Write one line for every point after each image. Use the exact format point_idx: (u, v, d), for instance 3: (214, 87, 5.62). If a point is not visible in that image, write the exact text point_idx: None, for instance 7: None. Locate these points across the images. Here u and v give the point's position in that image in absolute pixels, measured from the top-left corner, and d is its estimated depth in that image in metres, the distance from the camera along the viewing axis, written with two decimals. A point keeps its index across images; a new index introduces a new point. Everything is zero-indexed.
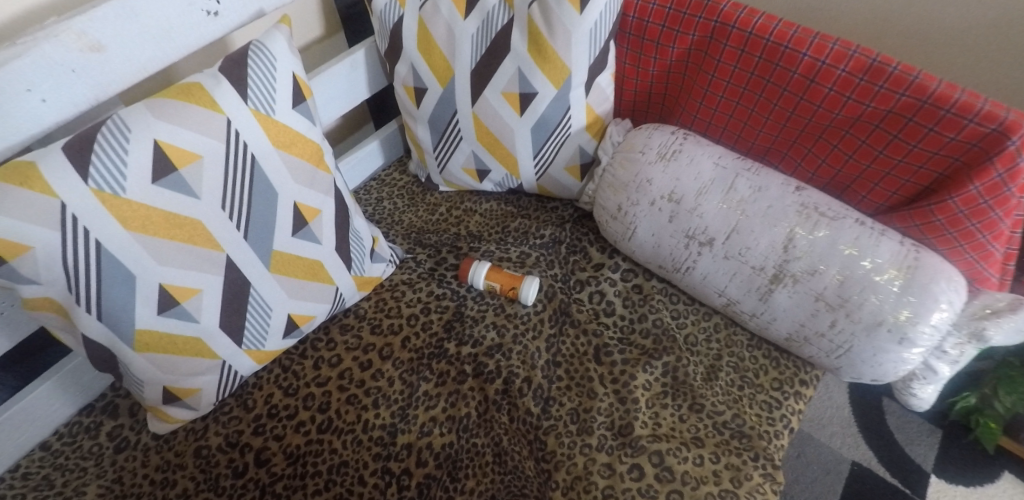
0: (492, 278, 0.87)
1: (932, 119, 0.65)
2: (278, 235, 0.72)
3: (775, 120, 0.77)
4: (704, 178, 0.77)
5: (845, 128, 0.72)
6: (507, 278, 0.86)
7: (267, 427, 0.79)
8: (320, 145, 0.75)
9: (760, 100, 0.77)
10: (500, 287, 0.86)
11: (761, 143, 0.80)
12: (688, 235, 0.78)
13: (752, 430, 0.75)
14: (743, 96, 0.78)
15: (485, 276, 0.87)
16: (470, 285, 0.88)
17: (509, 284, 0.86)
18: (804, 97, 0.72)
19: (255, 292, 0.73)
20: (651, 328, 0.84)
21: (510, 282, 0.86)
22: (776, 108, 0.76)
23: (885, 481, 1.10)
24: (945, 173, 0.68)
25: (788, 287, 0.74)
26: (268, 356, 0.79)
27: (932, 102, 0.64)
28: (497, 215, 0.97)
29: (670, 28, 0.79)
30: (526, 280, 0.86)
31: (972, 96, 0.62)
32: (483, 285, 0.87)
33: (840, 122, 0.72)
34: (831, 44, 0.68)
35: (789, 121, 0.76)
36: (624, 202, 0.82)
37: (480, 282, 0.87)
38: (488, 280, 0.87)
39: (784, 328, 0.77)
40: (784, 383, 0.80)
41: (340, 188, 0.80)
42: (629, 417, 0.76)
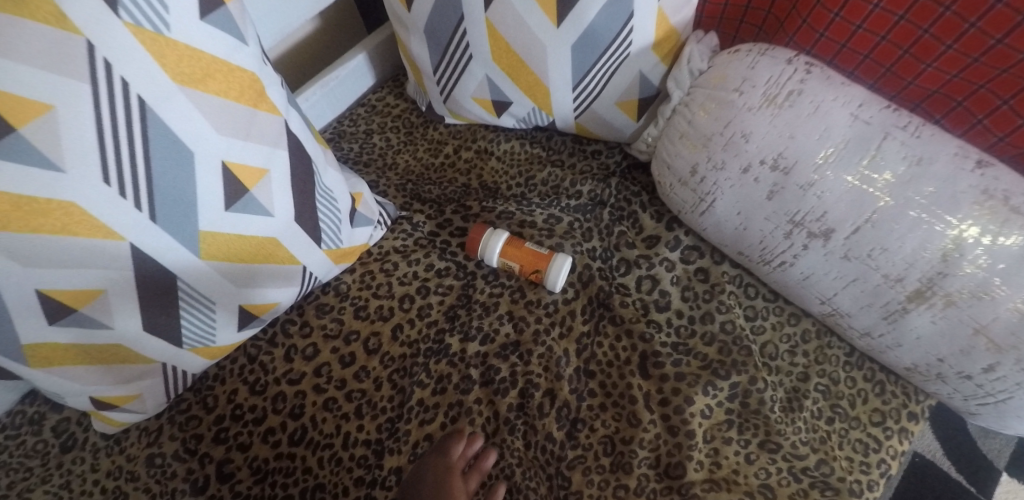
0: (510, 254, 0.66)
1: None
2: (204, 211, 0.51)
3: (962, 50, 0.48)
4: (836, 136, 0.51)
5: None
6: (531, 257, 0.65)
7: (230, 433, 0.64)
8: (255, 75, 0.51)
9: (946, 16, 0.47)
10: (521, 267, 0.66)
11: (923, 84, 0.51)
12: (792, 220, 0.54)
13: (842, 482, 0.57)
14: (917, 6, 0.48)
15: (501, 251, 0.66)
16: (481, 260, 0.68)
17: (533, 264, 0.65)
18: None
19: (185, 286, 0.53)
20: (717, 333, 0.63)
21: (534, 261, 0.65)
22: (971, 31, 0.47)
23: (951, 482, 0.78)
24: None
25: (935, 309, 0.51)
26: (222, 350, 0.62)
27: None
28: (520, 160, 0.74)
29: None
30: (555, 260, 0.65)
31: None
32: (498, 262, 0.67)
33: None
34: None
35: (989, 54, 0.47)
36: (702, 162, 0.58)
37: (494, 259, 0.67)
38: (505, 256, 0.66)
39: (909, 357, 0.55)
40: (887, 417, 0.60)
41: (298, 133, 0.57)
42: (680, 456, 0.58)
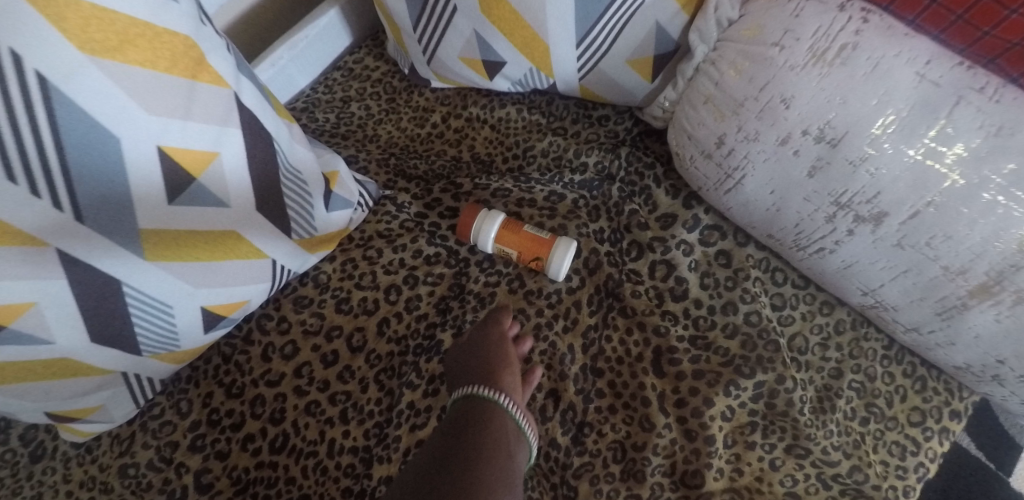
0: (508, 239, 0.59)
1: None
2: (144, 207, 0.43)
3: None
4: (898, 99, 0.42)
5: None
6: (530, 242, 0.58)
7: (207, 440, 0.59)
8: (187, 37, 0.43)
9: None
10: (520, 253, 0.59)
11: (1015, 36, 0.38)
12: (835, 202, 0.46)
13: (877, 491, 0.51)
14: None
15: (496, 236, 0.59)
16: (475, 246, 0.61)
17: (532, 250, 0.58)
18: None
19: (134, 290, 0.47)
20: (740, 325, 0.56)
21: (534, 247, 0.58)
22: None
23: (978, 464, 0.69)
24: None
25: (1003, 306, 0.43)
26: (189, 353, 0.56)
27: None
28: (517, 128, 0.66)
29: None
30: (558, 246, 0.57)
31: None
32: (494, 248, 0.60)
33: None
34: None
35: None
36: (731, 133, 0.49)
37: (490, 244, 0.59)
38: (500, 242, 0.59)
39: (963, 356, 0.48)
40: (928, 416, 0.54)
41: (248, 102, 0.49)
42: (699, 463, 0.52)
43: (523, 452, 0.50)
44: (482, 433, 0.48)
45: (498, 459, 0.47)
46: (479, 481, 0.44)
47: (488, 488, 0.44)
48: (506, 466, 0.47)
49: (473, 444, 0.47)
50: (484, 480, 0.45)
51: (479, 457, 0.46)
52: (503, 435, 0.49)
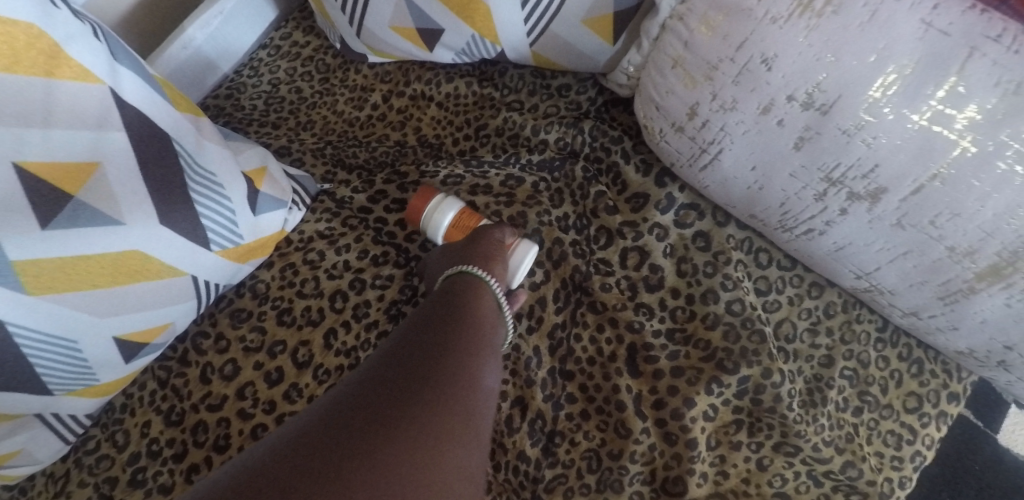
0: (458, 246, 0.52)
1: None
2: (9, 234, 0.37)
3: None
4: (901, 54, 0.35)
5: None
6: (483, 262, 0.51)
7: (147, 474, 0.53)
8: (16, 20, 0.37)
9: None
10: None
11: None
12: (825, 177, 0.40)
13: (871, 486, 0.48)
14: None
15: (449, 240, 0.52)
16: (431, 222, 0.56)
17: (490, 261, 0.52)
18: None
19: (22, 328, 0.40)
20: (721, 315, 0.50)
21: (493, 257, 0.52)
22: None
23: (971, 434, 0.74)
24: None
25: (1013, 290, 0.38)
26: (113, 385, 0.50)
27: None
28: (467, 105, 0.59)
29: None
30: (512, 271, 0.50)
31: None
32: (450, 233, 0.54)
33: None
34: None
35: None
36: (705, 102, 0.43)
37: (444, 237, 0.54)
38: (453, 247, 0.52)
39: (967, 341, 0.43)
40: (926, 401, 0.50)
41: (125, 92, 0.43)
42: (681, 469, 0.48)
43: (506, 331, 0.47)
44: (469, 301, 0.45)
45: (484, 325, 0.43)
46: (469, 342, 0.41)
47: (475, 348, 0.41)
48: (492, 335, 0.44)
49: (457, 312, 0.43)
50: (469, 342, 0.41)
51: (466, 320, 0.43)
52: (489, 309, 0.45)
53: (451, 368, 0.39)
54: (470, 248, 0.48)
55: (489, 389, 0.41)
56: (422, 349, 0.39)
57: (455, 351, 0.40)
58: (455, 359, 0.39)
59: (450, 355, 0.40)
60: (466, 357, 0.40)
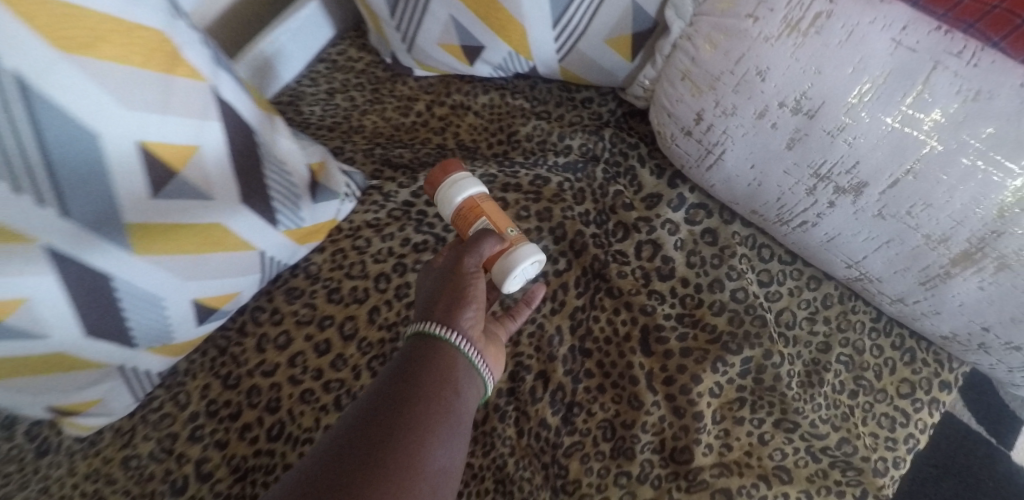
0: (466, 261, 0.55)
1: None
2: (128, 201, 0.44)
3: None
4: (875, 67, 0.41)
5: None
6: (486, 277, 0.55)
7: (205, 431, 0.60)
8: (156, 30, 0.44)
9: None
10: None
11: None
12: (815, 173, 0.46)
13: (865, 462, 0.52)
14: None
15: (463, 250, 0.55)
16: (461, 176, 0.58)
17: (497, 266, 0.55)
18: None
19: (125, 284, 0.48)
20: (727, 302, 0.56)
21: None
22: None
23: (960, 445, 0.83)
24: None
25: (982, 273, 0.43)
26: (185, 345, 0.57)
27: None
28: (501, 114, 0.66)
29: None
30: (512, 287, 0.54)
31: None
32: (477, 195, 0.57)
33: None
34: None
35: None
36: (709, 108, 0.49)
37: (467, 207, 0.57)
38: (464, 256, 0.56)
39: (948, 325, 0.48)
40: (917, 387, 0.54)
41: (224, 94, 0.50)
42: (688, 439, 0.53)
43: (476, 385, 0.47)
44: (432, 363, 0.45)
45: (445, 393, 0.44)
46: (421, 420, 0.42)
47: (427, 427, 0.42)
48: (453, 403, 0.44)
49: (417, 381, 0.44)
50: (421, 423, 0.42)
51: (424, 391, 0.43)
52: (455, 369, 0.45)
53: (396, 454, 0.40)
54: (447, 287, 0.47)
55: (440, 469, 0.41)
56: (369, 432, 0.41)
57: (401, 436, 0.40)
58: (401, 444, 0.40)
59: (398, 444, 0.40)
60: (415, 439, 0.41)
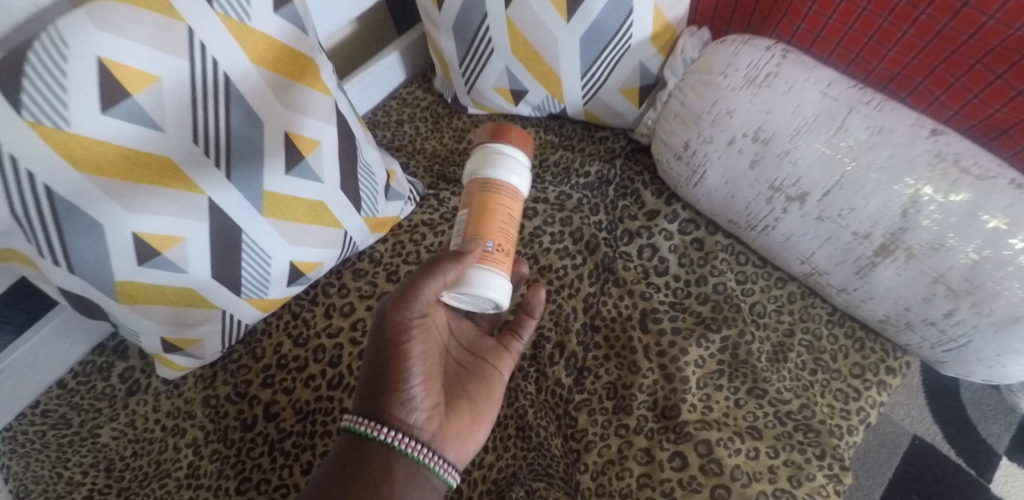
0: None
1: None
2: (269, 173, 0.61)
3: (981, 6, 0.51)
4: (808, 109, 0.59)
5: (977, 58, 0.53)
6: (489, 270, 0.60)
7: (276, 379, 0.73)
8: (311, 59, 0.62)
9: (884, 26, 0.57)
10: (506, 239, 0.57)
11: (925, 60, 0.56)
12: (773, 186, 0.62)
13: (822, 424, 0.64)
14: (861, 18, 0.58)
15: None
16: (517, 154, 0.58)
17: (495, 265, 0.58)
18: (926, 13, 0.54)
19: (249, 238, 0.63)
20: (710, 293, 0.70)
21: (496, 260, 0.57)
22: (905, 36, 0.56)
23: (941, 471, 0.97)
24: None
25: (898, 262, 0.58)
26: (274, 303, 0.71)
27: None
28: (535, 145, 0.82)
29: None
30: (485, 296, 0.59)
31: None
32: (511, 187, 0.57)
33: (989, 32, 0.51)
34: None
35: (981, 32, 0.52)
36: (693, 138, 0.66)
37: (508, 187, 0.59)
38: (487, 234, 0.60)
39: (881, 309, 0.62)
40: (867, 370, 0.66)
41: (342, 112, 0.67)
42: (676, 399, 0.65)
43: (418, 479, 0.53)
44: (367, 472, 0.51)
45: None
46: None
47: None
48: None
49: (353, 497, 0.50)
50: None
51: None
52: (389, 475, 0.51)
53: None
54: (383, 380, 0.53)
55: None
56: None
57: None
58: None
59: None
60: None
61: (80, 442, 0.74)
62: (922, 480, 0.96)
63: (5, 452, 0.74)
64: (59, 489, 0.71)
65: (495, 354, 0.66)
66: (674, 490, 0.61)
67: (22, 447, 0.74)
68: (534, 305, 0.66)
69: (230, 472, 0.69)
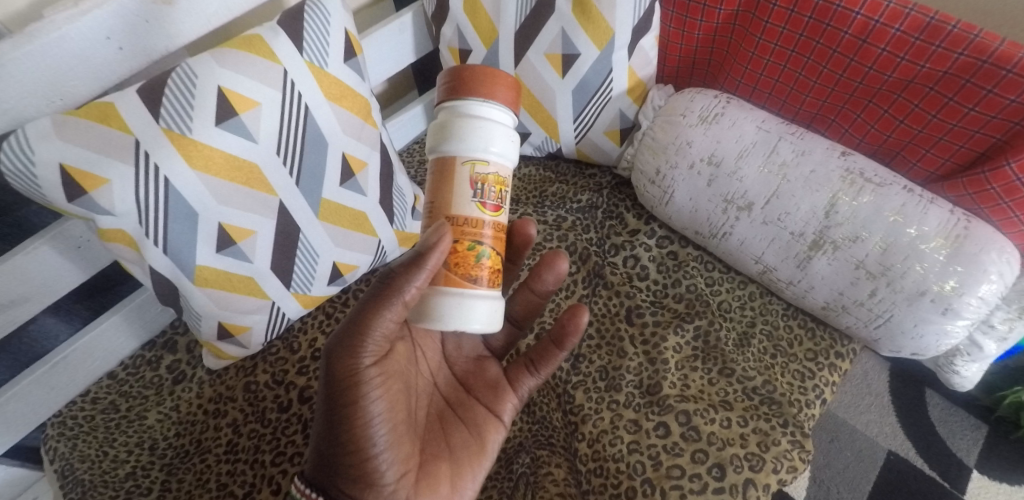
0: (502, 228, 0.57)
1: (969, 71, 0.64)
2: (327, 184, 0.76)
3: (861, 61, 0.70)
4: (748, 139, 0.77)
5: (868, 98, 0.72)
6: (487, 267, 0.56)
7: (310, 369, 0.83)
8: (368, 100, 0.79)
9: (800, 79, 0.77)
10: (467, 216, 0.55)
11: (832, 102, 0.76)
12: (726, 199, 0.78)
13: (783, 397, 0.75)
14: (783, 73, 0.78)
15: (502, 213, 0.57)
16: (472, 102, 0.54)
17: (464, 258, 0.55)
18: (827, 67, 0.74)
19: (304, 238, 0.78)
20: (684, 293, 0.84)
21: (461, 251, 0.55)
22: (816, 85, 0.76)
23: (916, 483, 1.06)
24: (999, 115, 0.64)
25: (828, 254, 0.72)
26: (314, 300, 0.84)
27: (969, 53, 0.63)
28: (536, 180, 0.98)
29: (693, 18, 0.82)
30: (475, 310, 0.55)
31: (989, 36, 0.62)
32: (458, 148, 0.54)
33: (871, 79, 0.71)
34: (855, 13, 0.68)
35: (866, 78, 0.71)
36: (663, 165, 0.82)
37: (492, 157, 0.54)
38: (496, 217, 0.56)
39: (822, 297, 0.75)
40: (819, 354, 0.79)
41: (386, 145, 0.84)
42: (658, 377, 0.77)
43: None
44: None
45: None
46: None
47: None
48: None
49: None
50: None
51: None
52: None
53: None
54: (333, 455, 0.57)
55: None
56: None
57: None
58: None
59: None
60: None
61: (127, 424, 0.83)
62: (899, 491, 1.05)
63: (56, 434, 0.83)
64: (104, 465, 0.79)
65: (495, 394, 0.71)
66: (659, 453, 0.71)
67: (71, 430, 0.83)
68: (572, 331, 0.69)
69: (267, 447, 0.78)
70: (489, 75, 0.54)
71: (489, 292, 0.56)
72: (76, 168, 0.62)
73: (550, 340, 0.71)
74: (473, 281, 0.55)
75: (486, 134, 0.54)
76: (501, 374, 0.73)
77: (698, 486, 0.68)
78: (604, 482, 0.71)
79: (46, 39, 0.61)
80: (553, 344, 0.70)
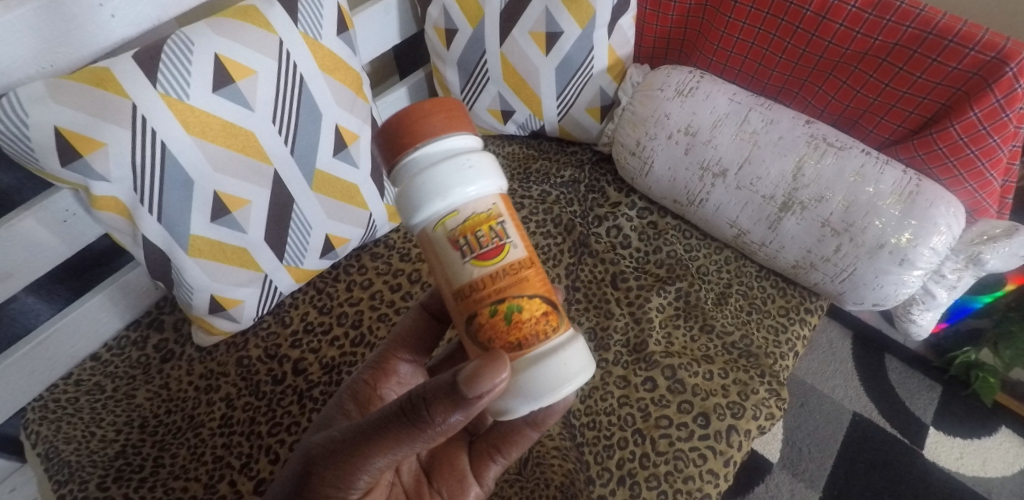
0: (521, 262, 0.48)
1: (916, 42, 0.71)
2: (320, 155, 0.78)
3: (821, 36, 0.77)
4: (720, 111, 0.82)
5: (828, 71, 0.79)
6: (527, 320, 0.47)
7: (303, 341, 0.84)
8: (359, 74, 0.81)
9: (767, 54, 0.83)
10: (471, 282, 0.47)
11: (797, 76, 0.82)
12: (702, 167, 0.83)
13: (759, 350, 0.80)
14: (752, 50, 0.84)
15: (512, 247, 0.48)
16: (406, 159, 0.47)
17: (495, 327, 0.47)
18: (791, 43, 0.80)
19: (297, 210, 0.79)
20: (665, 258, 0.89)
21: (489, 320, 0.47)
22: (781, 60, 0.82)
23: (881, 441, 1.13)
24: (943, 82, 0.71)
25: (797, 214, 0.78)
26: (306, 274, 0.85)
27: (915, 26, 0.70)
28: (519, 158, 1.02)
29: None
30: (540, 379, 0.47)
31: (931, 11, 0.70)
32: (414, 220, 0.47)
33: (831, 53, 0.77)
34: None
35: (827, 52, 0.77)
36: (642, 137, 0.87)
37: (458, 201, 0.46)
38: (505, 257, 0.47)
39: (792, 256, 0.81)
40: (790, 310, 0.84)
41: (376, 119, 0.86)
42: (644, 335, 0.81)
43: None
44: None
45: None
46: None
47: None
48: None
49: None
50: None
51: None
52: None
53: None
54: None
55: None
56: None
57: None
58: None
59: None
60: None
61: (115, 404, 0.81)
62: (864, 450, 1.12)
63: (37, 418, 0.80)
64: (91, 446, 0.77)
65: (460, 488, 0.63)
66: (648, 406, 0.75)
67: (53, 413, 0.80)
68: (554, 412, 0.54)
69: (262, 419, 0.78)
70: (412, 116, 0.47)
71: (548, 348, 0.48)
72: (72, 130, 0.62)
73: (521, 420, 0.58)
74: (518, 347, 0.47)
75: (449, 176, 0.46)
76: (470, 464, 0.63)
77: (685, 434, 0.72)
78: (597, 434, 0.74)
79: (39, 2, 0.60)
80: (527, 425, 0.58)
